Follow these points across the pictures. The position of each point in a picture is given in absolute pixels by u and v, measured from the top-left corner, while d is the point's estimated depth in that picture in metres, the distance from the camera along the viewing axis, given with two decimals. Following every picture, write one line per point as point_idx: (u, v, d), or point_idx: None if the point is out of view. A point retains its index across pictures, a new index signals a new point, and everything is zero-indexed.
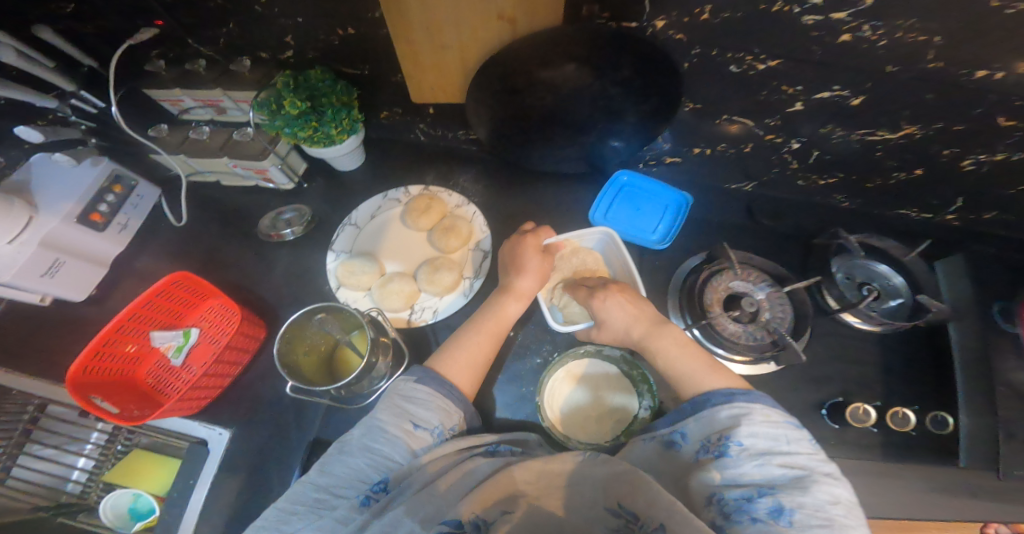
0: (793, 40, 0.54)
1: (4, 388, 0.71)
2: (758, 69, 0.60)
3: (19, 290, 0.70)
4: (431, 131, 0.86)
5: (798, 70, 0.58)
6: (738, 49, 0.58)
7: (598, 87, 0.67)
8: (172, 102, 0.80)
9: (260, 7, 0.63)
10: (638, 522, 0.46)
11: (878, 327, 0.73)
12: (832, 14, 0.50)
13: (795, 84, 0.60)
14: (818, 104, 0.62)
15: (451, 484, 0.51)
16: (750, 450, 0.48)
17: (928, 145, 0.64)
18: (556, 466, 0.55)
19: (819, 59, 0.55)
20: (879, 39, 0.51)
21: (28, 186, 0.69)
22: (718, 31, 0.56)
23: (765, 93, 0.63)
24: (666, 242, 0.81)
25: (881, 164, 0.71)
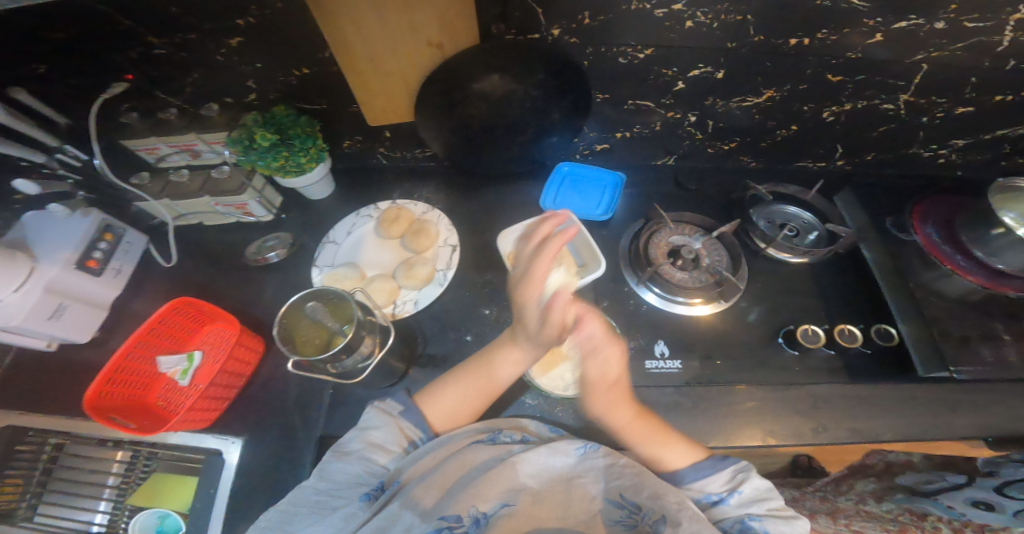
0: (655, 32, 0.66)
1: (22, 429, 0.75)
2: (639, 59, 0.71)
3: (26, 336, 0.73)
4: (390, 153, 0.93)
5: (670, 54, 0.69)
6: (618, 43, 0.69)
7: (522, 91, 0.78)
8: (148, 151, 0.83)
9: (222, 56, 0.69)
10: (641, 514, 0.54)
11: (804, 258, 0.82)
12: (672, 6, 0.62)
13: (671, 66, 0.72)
14: (695, 81, 0.74)
15: (452, 485, 0.57)
16: (748, 497, 0.56)
17: (792, 104, 0.77)
18: (559, 460, 0.59)
19: (680, 43, 0.68)
20: (713, 22, 0.64)
21: (25, 241, 0.73)
22: (603, 30, 0.67)
23: (652, 78, 0.74)
24: (609, 213, 0.87)
25: (765, 126, 0.82)
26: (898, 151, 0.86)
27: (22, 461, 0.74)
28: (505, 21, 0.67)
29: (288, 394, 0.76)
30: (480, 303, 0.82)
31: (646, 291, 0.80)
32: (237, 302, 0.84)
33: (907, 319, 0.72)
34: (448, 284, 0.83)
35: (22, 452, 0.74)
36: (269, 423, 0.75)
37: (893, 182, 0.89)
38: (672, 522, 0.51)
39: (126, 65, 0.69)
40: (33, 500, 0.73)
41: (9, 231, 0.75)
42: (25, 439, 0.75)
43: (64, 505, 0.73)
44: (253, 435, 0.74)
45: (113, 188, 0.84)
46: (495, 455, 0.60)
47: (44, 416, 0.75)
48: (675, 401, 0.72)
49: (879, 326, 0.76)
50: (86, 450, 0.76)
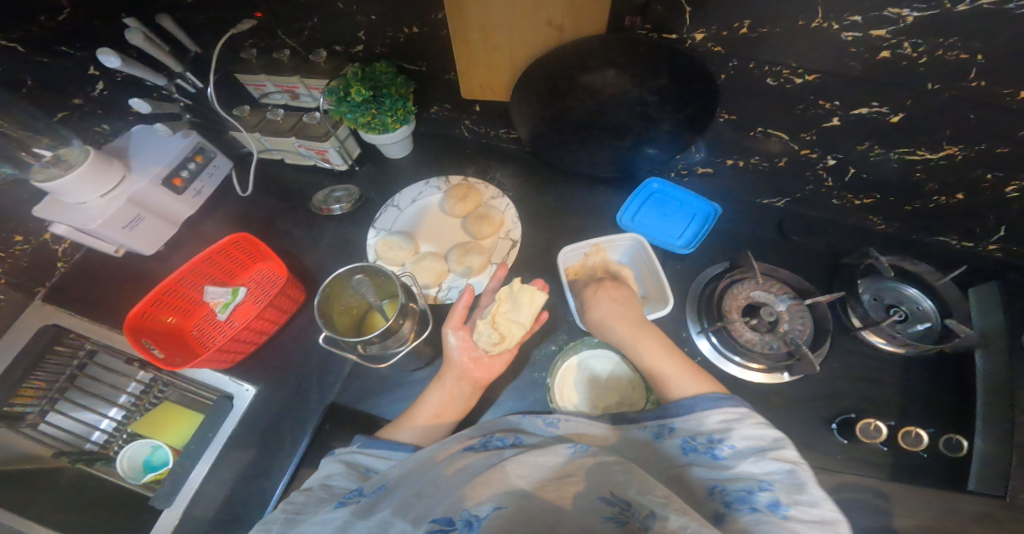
0: (830, 56, 0.56)
1: (65, 331, 0.75)
2: (794, 83, 0.61)
3: (100, 239, 0.73)
4: (475, 128, 0.88)
5: (836, 85, 0.59)
6: (775, 62, 0.59)
7: (636, 94, 0.70)
8: (255, 87, 0.81)
9: (341, 5, 0.66)
10: (631, 508, 0.42)
11: (901, 349, 0.69)
12: (872, 31, 0.52)
13: (831, 99, 0.61)
14: (856, 120, 0.63)
15: (441, 490, 0.49)
16: (745, 449, 0.48)
17: (971, 169, 0.63)
18: (549, 458, 0.52)
19: (859, 75, 0.57)
20: (920, 56, 0.53)
21: (127, 148, 0.73)
22: (764, 43, 0.57)
23: (802, 108, 0.64)
24: (691, 248, 0.79)
25: (920, 188, 0.70)
26: None
27: (52, 364, 0.74)
28: (644, 14, 0.60)
29: (312, 352, 0.77)
30: None
31: (703, 339, 0.73)
32: (288, 244, 0.84)
33: (986, 433, 0.60)
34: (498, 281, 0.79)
35: (58, 353, 0.75)
36: (285, 378, 0.75)
37: None
38: (663, 515, 0.40)
39: (258, 2, 0.68)
40: (45, 406, 0.72)
41: (118, 138, 0.75)
42: (65, 340, 0.76)
43: (69, 420, 0.73)
44: (267, 385, 0.75)
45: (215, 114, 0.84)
46: (484, 460, 0.53)
47: (91, 323, 0.76)
48: None
49: (952, 435, 0.64)
50: (113, 363, 0.77)
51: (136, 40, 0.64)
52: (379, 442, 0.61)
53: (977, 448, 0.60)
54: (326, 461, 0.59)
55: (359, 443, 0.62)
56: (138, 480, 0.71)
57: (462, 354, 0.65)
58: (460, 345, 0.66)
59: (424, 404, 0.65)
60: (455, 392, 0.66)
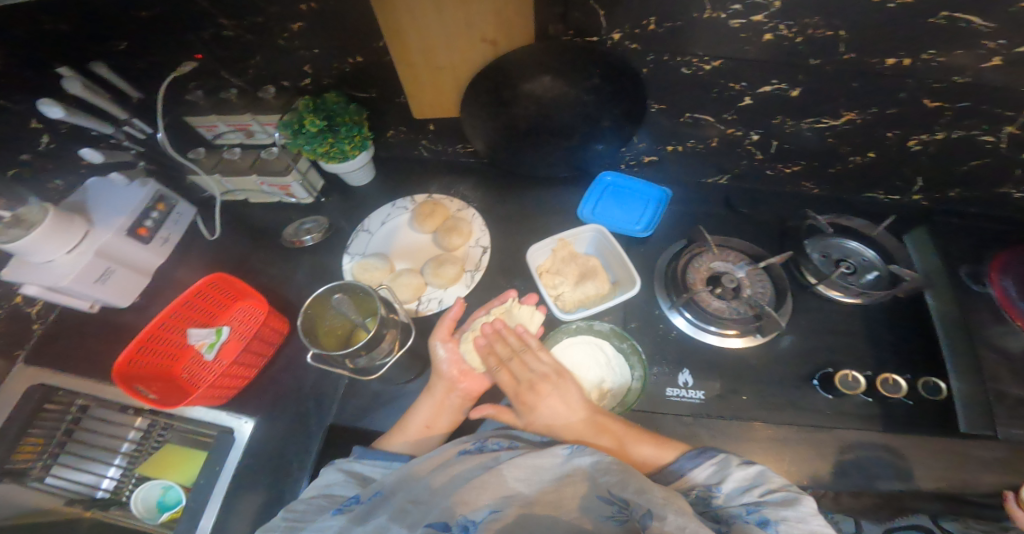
0: (728, 43, 0.61)
1: (51, 388, 0.77)
2: (705, 70, 0.66)
3: (72, 297, 0.73)
4: (433, 146, 0.92)
5: (740, 67, 0.64)
6: (684, 53, 0.64)
7: (574, 95, 0.75)
8: (207, 128, 0.85)
9: (284, 41, 0.71)
10: (629, 508, 0.49)
11: (858, 299, 0.72)
12: (752, 17, 0.57)
13: (739, 80, 0.67)
14: (764, 98, 0.68)
15: (437, 494, 0.53)
16: (745, 478, 0.55)
17: (872, 130, 0.69)
18: (545, 459, 0.56)
19: (756, 57, 0.62)
20: (795, 37, 0.58)
21: (85, 203, 0.74)
22: (670, 38, 0.63)
23: (717, 91, 0.69)
24: (650, 230, 0.83)
25: (836, 152, 0.75)
26: (983, 191, 0.75)
27: (47, 420, 0.77)
28: (565, 21, 0.64)
29: (304, 381, 0.77)
30: None
31: (676, 316, 0.75)
32: (267, 280, 0.85)
33: (962, 375, 0.61)
34: (475, 287, 0.82)
35: (50, 411, 0.77)
36: (280, 409, 0.76)
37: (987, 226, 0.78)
38: (660, 515, 0.47)
39: (196, 44, 0.70)
40: (48, 461, 0.77)
41: (73, 194, 0.76)
42: (56, 397, 0.78)
43: (74, 471, 0.78)
44: (256, 419, 0.75)
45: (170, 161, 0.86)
46: (480, 464, 0.57)
47: (76, 377, 0.78)
48: (693, 431, 0.67)
49: (928, 378, 0.66)
50: (107, 415, 0.79)
51: (76, 89, 0.68)
52: (374, 452, 0.64)
53: (956, 390, 0.61)
54: (328, 468, 0.63)
55: (354, 453, 0.65)
56: (156, 520, 0.77)
57: (453, 367, 0.70)
58: (449, 358, 0.70)
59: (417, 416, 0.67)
60: (445, 402, 0.69)
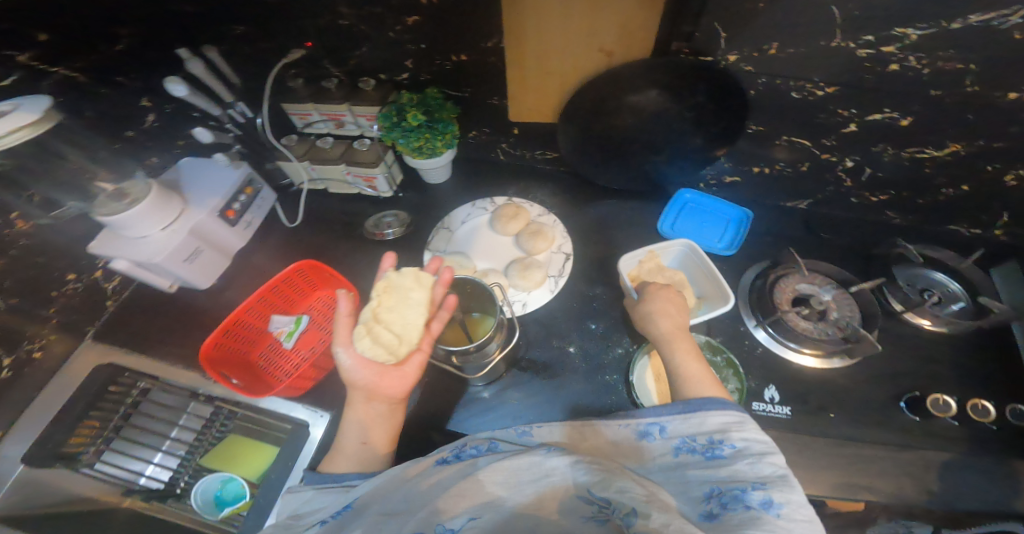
0: (848, 69, 0.62)
1: (119, 368, 0.74)
2: (817, 95, 0.67)
3: (159, 274, 0.71)
4: (512, 151, 0.92)
5: (854, 95, 0.65)
6: (800, 77, 0.65)
7: (676, 111, 0.75)
8: (301, 116, 0.83)
9: (394, 33, 0.71)
10: (611, 506, 0.44)
11: (945, 328, 0.74)
12: (881, 48, 0.59)
13: (849, 107, 0.67)
14: (871, 126, 0.69)
15: (413, 508, 0.46)
16: (744, 450, 0.49)
17: (973, 161, 0.70)
18: (524, 460, 0.49)
19: (875, 84, 0.63)
20: (923, 68, 0.60)
21: (178, 183, 0.73)
22: (786, 62, 0.63)
23: (823, 116, 0.70)
24: (733, 249, 0.83)
25: (930, 181, 0.76)
26: None
27: (109, 403, 0.73)
28: (688, 40, 0.65)
29: None
30: (587, 316, 0.80)
31: (758, 332, 0.76)
32: (343, 271, 0.84)
33: None
34: (559, 292, 0.82)
35: (110, 397, 0.73)
36: (359, 402, 0.73)
37: None
38: (645, 513, 0.42)
39: (310, 31, 0.71)
40: (99, 446, 0.71)
41: (166, 172, 0.75)
42: (119, 379, 0.74)
43: (126, 456, 0.72)
44: (334, 413, 0.72)
45: (262, 147, 0.83)
46: (459, 471, 0.50)
47: (145, 359, 0.75)
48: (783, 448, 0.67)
49: (1014, 404, 0.68)
50: (167, 398, 0.75)
51: (196, 67, 0.67)
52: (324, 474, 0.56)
53: None
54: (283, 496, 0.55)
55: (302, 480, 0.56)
56: (215, 515, 0.70)
57: (358, 375, 0.59)
58: (356, 363, 0.59)
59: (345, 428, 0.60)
60: (370, 413, 0.59)
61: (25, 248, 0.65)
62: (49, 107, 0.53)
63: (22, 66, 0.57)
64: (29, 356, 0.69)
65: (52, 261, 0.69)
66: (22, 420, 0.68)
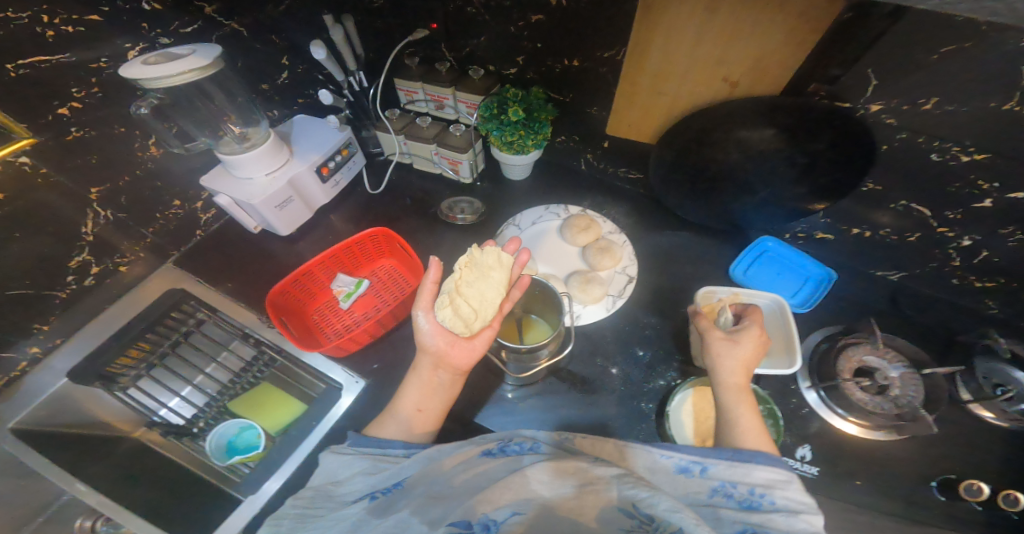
0: (1004, 136, 0.54)
1: (184, 295, 0.77)
2: (958, 161, 0.59)
3: (248, 214, 0.73)
4: (596, 163, 0.91)
5: (1010, 168, 0.57)
6: (946, 137, 0.57)
7: (789, 155, 0.69)
8: (406, 92, 0.83)
9: (516, 28, 0.71)
10: (654, 523, 0.41)
11: (1008, 425, 0.69)
12: None
13: (992, 179, 0.59)
14: (1008, 204, 0.60)
15: (452, 494, 0.46)
16: (787, 506, 0.46)
17: None
18: (573, 464, 0.48)
19: (1023, 159, 0.55)
20: None
21: (288, 136, 0.76)
22: (938, 119, 0.56)
23: (957, 185, 0.62)
24: (806, 307, 0.79)
25: None
26: None
27: (163, 329, 0.75)
28: (825, 83, 0.61)
29: None
30: (639, 343, 0.79)
31: (809, 392, 0.75)
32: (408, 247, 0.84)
33: None
34: (613, 312, 0.81)
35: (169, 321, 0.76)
36: (396, 376, 0.73)
37: None
38: None
39: (439, 13, 0.72)
40: (140, 371, 0.73)
41: (283, 124, 0.80)
42: (183, 306, 0.77)
43: (162, 386, 0.74)
44: (377, 383, 0.73)
45: (365, 113, 0.86)
46: (504, 464, 0.50)
47: (209, 292, 0.78)
48: None
49: None
50: (217, 335, 0.78)
51: (337, 36, 0.70)
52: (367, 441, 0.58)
53: None
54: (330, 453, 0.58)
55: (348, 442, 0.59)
56: (223, 460, 0.70)
57: (433, 342, 0.62)
58: (432, 330, 0.61)
59: (408, 390, 0.64)
60: (434, 381, 0.63)
61: (140, 169, 0.70)
62: (220, 56, 0.58)
63: (201, 17, 0.64)
64: (112, 270, 0.72)
65: (167, 187, 0.74)
66: (78, 334, 0.70)
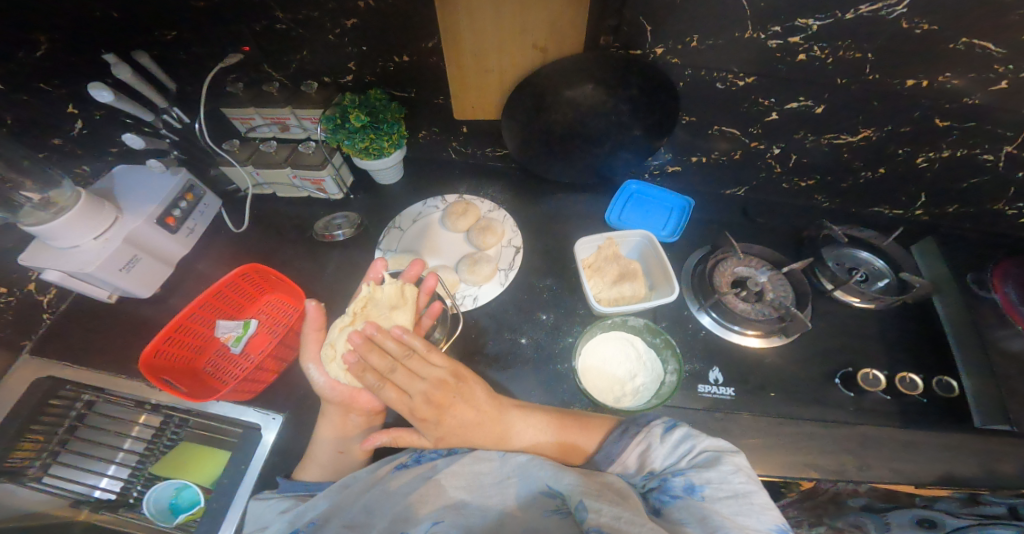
0: (761, 60, 0.65)
1: (60, 382, 0.73)
2: (738, 85, 0.70)
3: (94, 283, 0.71)
4: (463, 149, 0.93)
5: (769, 85, 0.69)
6: (719, 68, 0.68)
7: (611, 104, 0.78)
8: (243, 120, 0.83)
9: (334, 36, 0.71)
10: (564, 498, 0.51)
11: (873, 304, 0.77)
12: (789, 38, 0.62)
13: (768, 96, 0.70)
14: (790, 114, 0.73)
15: (378, 516, 0.53)
16: (671, 450, 0.55)
17: (886, 145, 0.74)
18: (479, 465, 0.57)
19: (786, 75, 0.67)
20: (827, 58, 0.63)
21: (111, 191, 0.73)
22: (706, 54, 0.66)
23: (746, 106, 0.73)
24: (675, 235, 0.85)
25: (849, 166, 0.80)
26: (979, 206, 0.82)
27: (45, 420, 0.71)
28: (615, 34, 0.67)
29: None
30: (538, 307, 0.81)
31: (703, 316, 0.78)
32: (293, 275, 0.84)
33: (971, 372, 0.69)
34: (509, 285, 0.83)
35: (48, 413, 0.72)
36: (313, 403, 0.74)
37: (978, 239, 0.86)
38: (594, 506, 0.48)
39: (246, 37, 0.71)
40: (46, 460, 0.70)
41: (101, 180, 0.75)
42: (61, 392, 0.73)
43: (73, 469, 0.71)
44: (287, 416, 0.72)
45: (204, 152, 0.83)
46: (417, 477, 0.58)
47: (87, 372, 0.74)
48: (724, 426, 0.69)
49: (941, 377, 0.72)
50: (114, 409, 0.75)
51: (126, 76, 0.66)
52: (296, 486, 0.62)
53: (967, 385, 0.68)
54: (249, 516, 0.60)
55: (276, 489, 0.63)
56: (171, 522, 0.68)
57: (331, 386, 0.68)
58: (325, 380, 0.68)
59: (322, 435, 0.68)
60: (348, 424, 0.68)
61: None
62: None
63: None
64: None
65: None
66: None
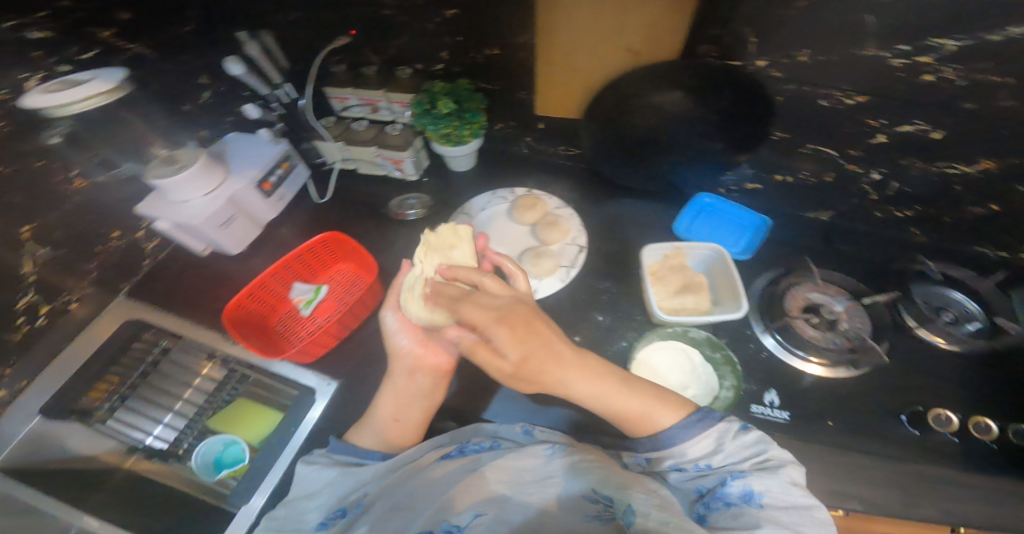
0: (882, 80, 0.62)
1: (147, 324, 0.80)
2: (844, 104, 0.67)
3: (197, 236, 0.77)
4: (535, 144, 0.95)
5: (886, 105, 0.65)
6: (826, 86, 0.66)
7: (697, 113, 0.77)
8: (338, 100, 0.87)
9: (434, 24, 0.74)
10: (613, 504, 0.48)
11: (958, 346, 0.73)
12: (918, 57, 0.58)
13: (879, 117, 0.67)
14: (900, 137, 0.69)
15: (419, 501, 0.51)
16: (722, 454, 0.54)
17: (997, 182, 0.69)
18: (525, 461, 0.55)
19: (905, 95, 0.63)
20: (956, 80, 0.59)
21: (223, 154, 0.79)
22: (815, 70, 0.64)
23: (847, 126, 0.70)
24: (749, 252, 0.84)
25: (955, 198, 0.75)
26: None
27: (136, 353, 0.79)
28: (715, 44, 0.67)
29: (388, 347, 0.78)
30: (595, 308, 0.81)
31: (767, 337, 0.76)
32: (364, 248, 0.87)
33: None
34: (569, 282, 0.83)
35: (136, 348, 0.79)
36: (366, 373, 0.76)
37: None
38: (643, 512, 0.46)
39: (355, 20, 0.74)
40: (114, 403, 0.75)
41: (215, 144, 0.81)
42: (144, 335, 0.80)
43: (136, 414, 0.76)
44: (346, 380, 0.76)
45: (302, 125, 0.89)
46: (462, 466, 0.56)
47: (173, 318, 0.81)
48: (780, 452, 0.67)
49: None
50: (184, 359, 0.79)
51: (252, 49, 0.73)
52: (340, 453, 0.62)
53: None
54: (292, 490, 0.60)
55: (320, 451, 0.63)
56: (212, 477, 0.71)
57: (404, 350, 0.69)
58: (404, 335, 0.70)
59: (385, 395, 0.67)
60: (412, 388, 0.68)
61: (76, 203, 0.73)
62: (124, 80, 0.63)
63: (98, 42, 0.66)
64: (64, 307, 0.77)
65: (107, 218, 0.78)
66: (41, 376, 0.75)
